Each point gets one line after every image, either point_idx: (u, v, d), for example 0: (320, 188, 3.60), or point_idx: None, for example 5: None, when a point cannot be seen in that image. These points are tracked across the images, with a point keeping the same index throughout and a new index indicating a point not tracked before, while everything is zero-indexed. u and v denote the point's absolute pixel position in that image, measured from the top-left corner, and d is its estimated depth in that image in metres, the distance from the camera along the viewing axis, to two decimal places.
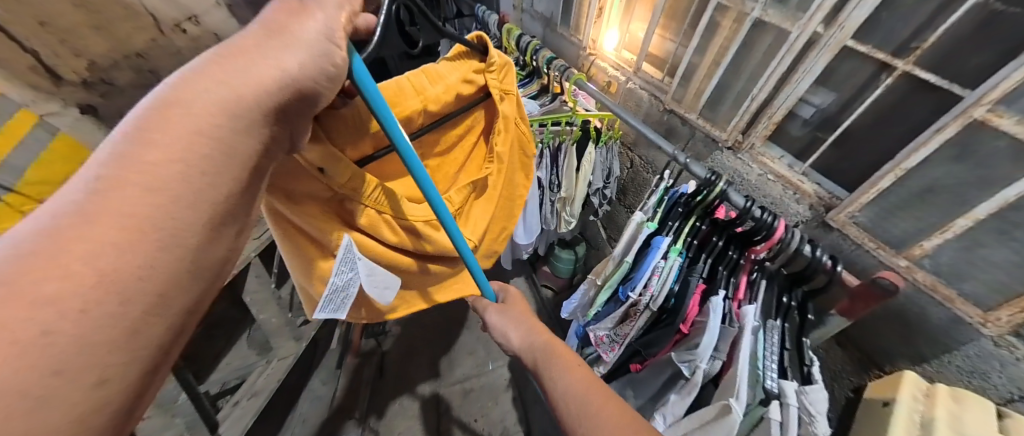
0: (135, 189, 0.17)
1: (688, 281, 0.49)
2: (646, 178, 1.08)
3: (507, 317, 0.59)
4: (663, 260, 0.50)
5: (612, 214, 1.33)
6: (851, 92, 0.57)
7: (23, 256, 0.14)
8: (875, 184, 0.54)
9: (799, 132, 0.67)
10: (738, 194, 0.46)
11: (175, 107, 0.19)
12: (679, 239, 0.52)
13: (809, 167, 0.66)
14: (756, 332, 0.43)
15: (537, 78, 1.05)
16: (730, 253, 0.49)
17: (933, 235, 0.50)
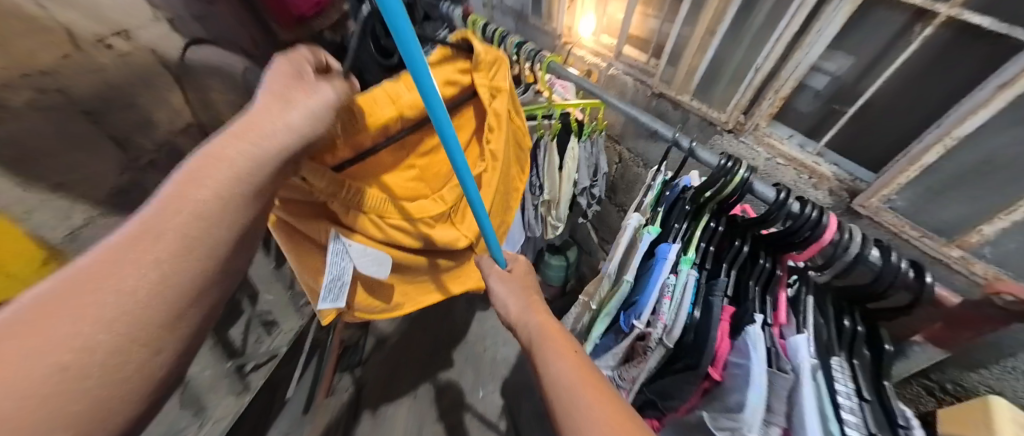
0: (156, 251, 0.19)
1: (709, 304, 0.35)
2: (636, 172, 0.98)
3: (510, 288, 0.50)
4: (671, 275, 0.37)
5: (603, 214, 1.22)
6: (872, 53, 0.48)
7: (36, 312, 0.15)
8: (919, 160, 0.43)
9: (809, 107, 0.58)
10: (765, 183, 0.34)
11: (197, 177, 0.22)
12: (689, 246, 0.39)
13: (824, 146, 0.57)
14: (824, 378, 0.30)
15: None
16: (761, 261, 0.37)
17: (998, 215, 0.41)
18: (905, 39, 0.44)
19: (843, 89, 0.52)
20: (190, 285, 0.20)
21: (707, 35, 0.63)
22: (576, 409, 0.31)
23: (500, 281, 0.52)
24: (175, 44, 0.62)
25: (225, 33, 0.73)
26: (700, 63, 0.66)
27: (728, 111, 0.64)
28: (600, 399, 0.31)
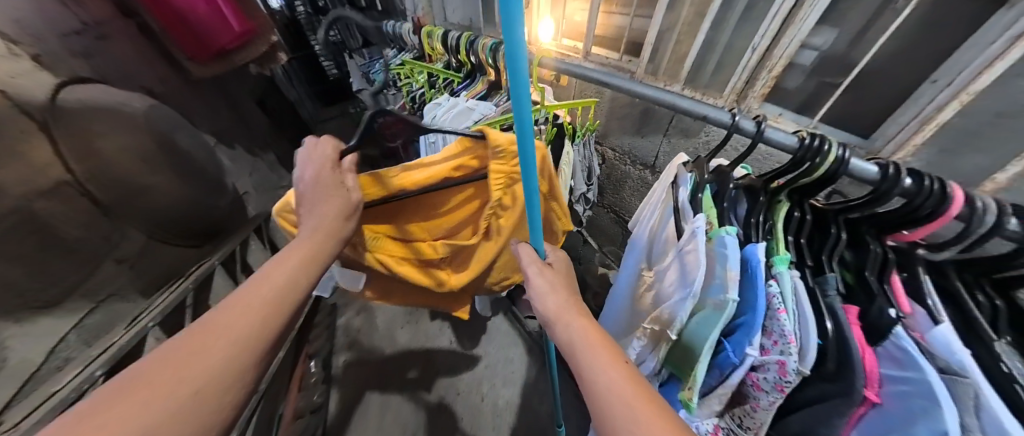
0: (237, 319, 0.28)
1: (835, 309, 0.30)
2: (624, 170, 0.95)
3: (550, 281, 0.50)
4: (773, 281, 0.33)
5: (594, 218, 1.18)
6: (858, 23, 0.49)
7: (162, 362, 0.24)
8: (934, 117, 0.44)
9: (798, 84, 0.58)
10: (863, 161, 0.31)
11: (285, 258, 0.35)
12: (777, 243, 0.36)
13: (819, 120, 0.57)
14: (994, 369, 0.26)
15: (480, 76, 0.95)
16: (870, 247, 0.33)
17: (1010, 163, 0.39)
18: (894, 6, 0.46)
19: (831, 62, 0.53)
20: (259, 354, 0.28)
21: (693, 22, 0.63)
22: (604, 399, 0.33)
23: (538, 273, 0.52)
24: (46, 81, 0.67)
25: (116, 71, 0.85)
26: (689, 50, 0.66)
27: (723, 96, 0.63)
28: (627, 384, 0.33)
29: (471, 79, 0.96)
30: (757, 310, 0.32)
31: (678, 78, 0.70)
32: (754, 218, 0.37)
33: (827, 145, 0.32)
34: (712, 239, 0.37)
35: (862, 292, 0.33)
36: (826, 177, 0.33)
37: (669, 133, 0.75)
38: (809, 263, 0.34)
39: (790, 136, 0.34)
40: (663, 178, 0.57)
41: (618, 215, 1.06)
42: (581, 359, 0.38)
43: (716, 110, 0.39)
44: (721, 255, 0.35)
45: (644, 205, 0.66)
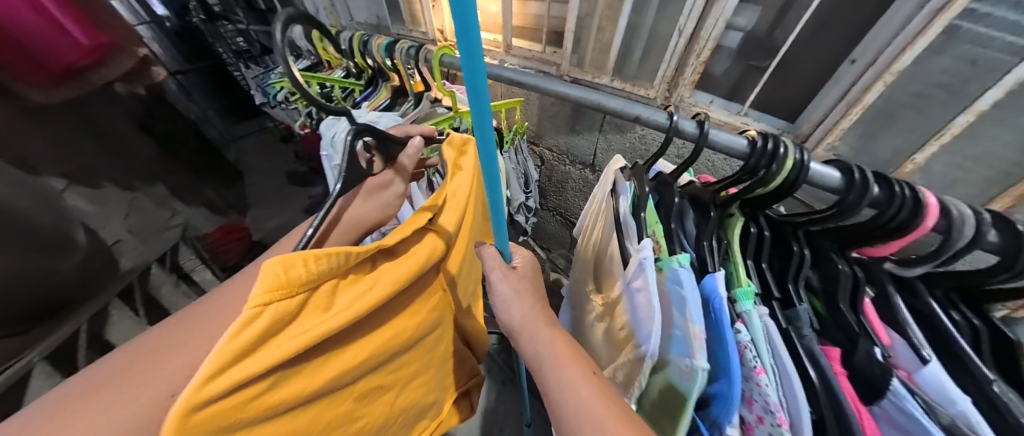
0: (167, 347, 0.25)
1: (818, 362, 0.24)
2: (563, 170, 0.87)
3: (513, 286, 0.43)
4: (742, 329, 0.26)
5: (540, 223, 1.09)
6: (777, 4, 0.45)
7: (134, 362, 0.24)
8: (861, 100, 0.41)
9: (723, 71, 0.54)
10: (822, 167, 0.26)
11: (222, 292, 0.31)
12: (737, 275, 0.29)
13: (748, 106, 0.54)
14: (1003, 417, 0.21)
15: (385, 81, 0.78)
16: (839, 265, 0.28)
17: (926, 144, 0.39)
18: None
19: (757, 44, 0.49)
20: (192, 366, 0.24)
21: (615, 4, 0.56)
22: (572, 418, 0.29)
23: (503, 279, 0.43)
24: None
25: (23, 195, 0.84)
26: (612, 38, 0.59)
27: (654, 86, 0.58)
28: (602, 397, 0.29)
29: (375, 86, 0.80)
30: (732, 378, 0.24)
31: (606, 69, 0.64)
32: (706, 240, 0.30)
33: (782, 148, 0.26)
34: (662, 270, 0.29)
35: (835, 325, 0.27)
36: (784, 186, 0.27)
37: (604, 129, 0.69)
38: (776, 295, 0.28)
39: (738, 138, 0.28)
40: (602, 185, 0.49)
41: (564, 218, 0.98)
42: (546, 377, 0.33)
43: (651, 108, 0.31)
44: (678, 296, 0.28)
45: (587, 217, 0.57)
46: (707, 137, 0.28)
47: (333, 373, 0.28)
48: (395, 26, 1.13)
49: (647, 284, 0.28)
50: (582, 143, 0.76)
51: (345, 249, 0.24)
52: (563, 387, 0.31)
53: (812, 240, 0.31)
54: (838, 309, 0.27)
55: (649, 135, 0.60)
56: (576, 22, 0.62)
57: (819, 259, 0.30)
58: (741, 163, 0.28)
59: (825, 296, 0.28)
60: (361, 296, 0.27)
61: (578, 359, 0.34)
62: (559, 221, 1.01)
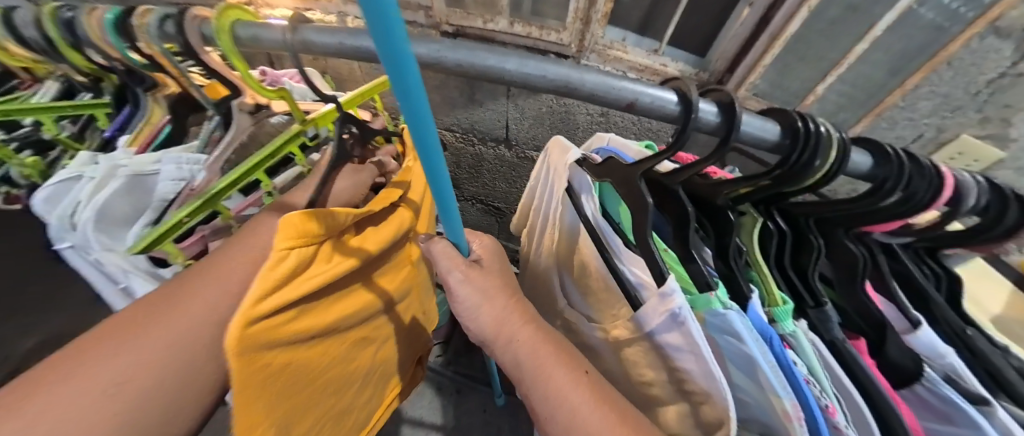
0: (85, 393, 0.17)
1: (868, 371, 0.21)
2: (473, 152, 0.69)
3: (482, 286, 0.27)
4: (798, 356, 0.21)
5: (461, 216, 0.92)
6: None
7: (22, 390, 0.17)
8: (782, 32, 0.37)
9: (635, 4, 0.45)
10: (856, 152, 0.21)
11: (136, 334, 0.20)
12: (766, 290, 0.24)
13: (664, 43, 0.46)
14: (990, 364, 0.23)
15: (139, 95, 0.43)
16: (848, 245, 0.25)
17: (827, 76, 0.39)
18: None
19: None
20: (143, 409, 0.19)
21: None
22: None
23: (463, 281, 0.27)
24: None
25: None
26: None
27: (566, 28, 0.44)
28: (607, 412, 0.19)
29: (127, 108, 0.44)
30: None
31: (500, 6, 0.46)
32: (731, 258, 0.24)
33: (824, 129, 0.19)
34: (701, 312, 0.22)
35: (855, 312, 0.26)
36: (821, 181, 0.20)
37: (512, 95, 0.53)
38: (811, 303, 0.24)
39: (769, 123, 0.20)
40: (546, 171, 0.39)
41: (486, 204, 0.84)
42: (530, 393, 0.23)
43: (648, 85, 0.20)
44: (733, 348, 0.21)
45: (530, 208, 0.48)
46: (740, 125, 0.19)
47: (340, 311, 0.28)
48: None
49: (694, 343, 0.21)
50: (488, 114, 0.59)
51: (345, 208, 0.26)
52: (547, 390, 0.21)
53: (822, 227, 0.26)
54: (858, 296, 0.25)
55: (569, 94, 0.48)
56: None
57: (829, 249, 0.26)
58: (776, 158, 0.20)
59: (842, 287, 0.26)
60: (364, 245, 0.30)
61: (566, 349, 0.24)
62: (480, 208, 0.87)
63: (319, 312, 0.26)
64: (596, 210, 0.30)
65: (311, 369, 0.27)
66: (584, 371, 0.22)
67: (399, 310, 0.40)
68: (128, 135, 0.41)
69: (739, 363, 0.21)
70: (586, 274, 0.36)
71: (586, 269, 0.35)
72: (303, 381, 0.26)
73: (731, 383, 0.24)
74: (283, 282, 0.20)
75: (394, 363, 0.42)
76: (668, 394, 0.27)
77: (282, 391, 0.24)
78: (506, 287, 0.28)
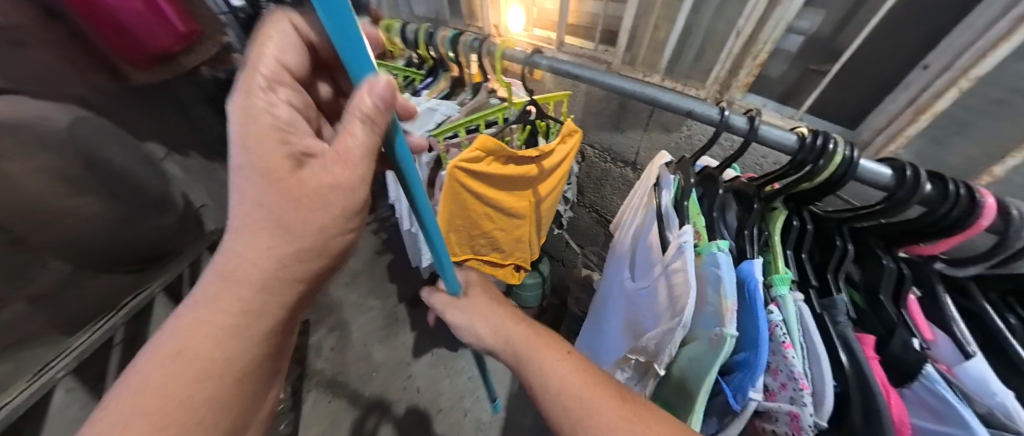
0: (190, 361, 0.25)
1: (843, 333, 0.30)
2: (604, 168, 0.90)
3: (471, 311, 0.52)
4: (776, 310, 0.32)
5: (575, 218, 1.13)
6: (842, 7, 0.45)
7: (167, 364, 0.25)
8: (930, 107, 0.40)
9: (781, 72, 0.55)
10: (870, 165, 0.31)
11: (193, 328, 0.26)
12: (778, 263, 0.35)
13: (803, 111, 0.54)
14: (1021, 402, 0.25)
15: (442, 72, 0.82)
16: (885, 260, 0.33)
17: (1006, 155, 0.37)
18: None
19: (817, 47, 0.49)
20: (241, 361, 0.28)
21: (671, 4, 0.59)
22: (552, 397, 0.33)
23: (456, 309, 0.53)
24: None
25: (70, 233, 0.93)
26: (666, 38, 0.61)
27: (705, 87, 0.59)
28: (578, 371, 0.34)
29: (432, 77, 0.83)
30: (761, 347, 0.29)
31: (658, 67, 0.66)
32: (748, 230, 0.36)
33: (833, 143, 0.31)
34: (702, 254, 0.35)
35: (877, 319, 0.32)
36: (834, 177, 0.31)
37: (649, 128, 0.70)
38: (813, 284, 0.34)
39: (789, 135, 0.33)
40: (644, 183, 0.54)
41: (599, 214, 1.02)
42: (532, 370, 0.38)
43: (704, 105, 0.37)
44: (713, 275, 0.33)
45: (624, 208, 0.62)
46: (757, 131, 0.33)
47: (481, 191, 0.56)
48: (453, 20, 1.21)
49: (687, 264, 0.35)
50: (627, 139, 0.77)
51: (496, 141, 0.50)
52: (541, 369, 0.37)
53: (870, 236, 0.35)
54: (881, 305, 0.32)
55: (696, 133, 0.61)
56: (631, 21, 0.65)
57: (868, 256, 0.35)
58: (791, 157, 0.34)
59: (869, 291, 0.34)
60: (499, 167, 0.53)
61: (553, 340, 0.41)
62: (594, 216, 1.04)
63: (475, 183, 0.54)
64: (670, 200, 0.43)
65: (468, 206, 0.58)
66: (566, 352, 0.38)
67: (514, 222, 0.64)
68: (428, 89, 0.78)
69: (712, 283, 0.33)
70: (647, 250, 0.48)
71: (647, 245, 0.48)
72: (457, 207, 0.58)
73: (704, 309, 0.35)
74: (469, 156, 0.50)
75: (495, 249, 0.69)
76: (665, 316, 0.40)
77: (454, 202, 0.57)
78: (507, 311, 0.50)
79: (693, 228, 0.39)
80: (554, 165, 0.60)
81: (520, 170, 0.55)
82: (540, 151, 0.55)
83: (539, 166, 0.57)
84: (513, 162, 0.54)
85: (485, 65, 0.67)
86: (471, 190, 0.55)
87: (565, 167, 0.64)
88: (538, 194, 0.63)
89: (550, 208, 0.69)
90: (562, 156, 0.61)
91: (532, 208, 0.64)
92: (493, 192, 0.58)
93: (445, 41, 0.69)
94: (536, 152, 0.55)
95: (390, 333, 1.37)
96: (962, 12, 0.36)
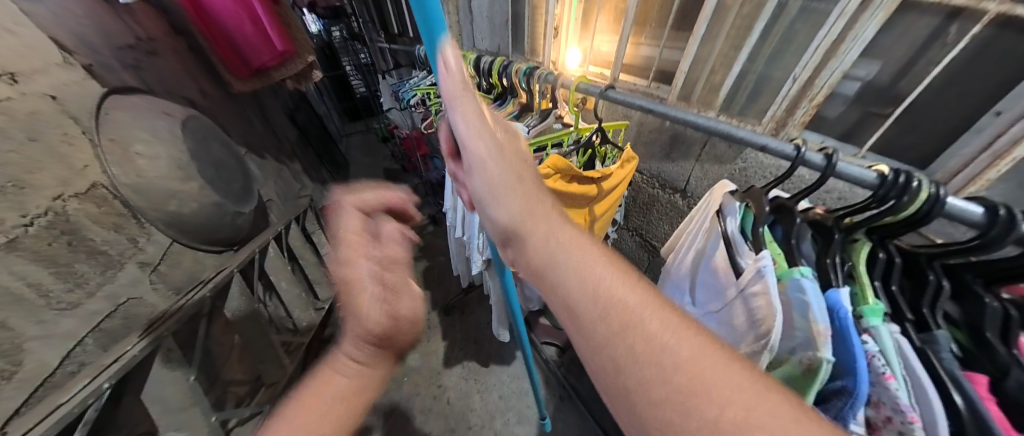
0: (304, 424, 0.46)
1: (948, 367, 0.30)
2: (652, 193, 0.93)
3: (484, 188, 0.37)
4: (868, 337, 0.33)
5: (618, 242, 1.15)
6: (903, 57, 0.49)
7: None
8: (1008, 152, 0.40)
9: (838, 114, 0.57)
10: (960, 201, 0.32)
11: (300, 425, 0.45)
12: (866, 296, 0.36)
13: (866, 150, 0.55)
14: None
15: (511, 98, 0.93)
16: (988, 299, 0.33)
17: None
18: (943, 40, 0.45)
19: (875, 93, 0.52)
20: None
21: (729, 53, 0.65)
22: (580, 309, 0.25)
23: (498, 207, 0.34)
24: None
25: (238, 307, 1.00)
26: (723, 80, 0.68)
27: (761, 124, 0.63)
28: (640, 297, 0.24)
29: (502, 101, 0.95)
30: (859, 376, 0.30)
31: (713, 105, 0.71)
32: (830, 259, 0.39)
33: (915, 182, 0.34)
34: (783, 280, 0.37)
35: (982, 356, 0.32)
36: (918, 214, 0.34)
37: (702, 159, 0.74)
38: (910, 317, 0.35)
39: (869, 172, 0.37)
40: (704, 207, 0.56)
41: (643, 239, 1.04)
42: (548, 269, 0.29)
43: (774, 141, 0.41)
44: (800, 302, 0.35)
45: (681, 233, 0.63)
46: (834, 166, 0.38)
47: None
48: (515, 55, 1.38)
49: (769, 289, 0.37)
50: (676, 167, 0.82)
51: (570, 164, 0.57)
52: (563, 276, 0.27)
53: (955, 273, 0.36)
54: (986, 342, 0.32)
55: (753, 166, 0.64)
56: (689, 64, 0.72)
57: (965, 294, 0.35)
58: (871, 191, 0.38)
59: (968, 327, 0.34)
60: (564, 186, 0.59)
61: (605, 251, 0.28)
62: (638, 241, 1.07)
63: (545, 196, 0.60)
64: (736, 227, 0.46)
65: None
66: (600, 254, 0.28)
67: None
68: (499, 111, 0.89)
69: (798, 309, 0.35)
70: (714, 277, 0.49)
71: (713, 272, 0.49)
72: None
73: (791, 331, 0.36)
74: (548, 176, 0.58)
75: None
76: (745, 340, 0.41)
77: None
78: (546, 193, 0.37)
79: (772, 255, 0.41)
80: (613, 187, 0.65)
81: (586, 190, 0.61)
82: (604, 173, 0.61)
83: (603, 185, 0.63)
84: (583, 183, 0.60)
85: (555, 95, 0.76)
86: None
87: (621, 190, 0.69)
88: (596, 213, 0.68)
89: (603, 227, 0.74)
90: (622, 180, 0.66)
91: (588, 225, 0.68)
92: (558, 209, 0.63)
93: (521, 74, 0.79)
94: (600, 174, 0.61)
95: (426, 339, 1.43)
96: (1020, 67, 0.40)
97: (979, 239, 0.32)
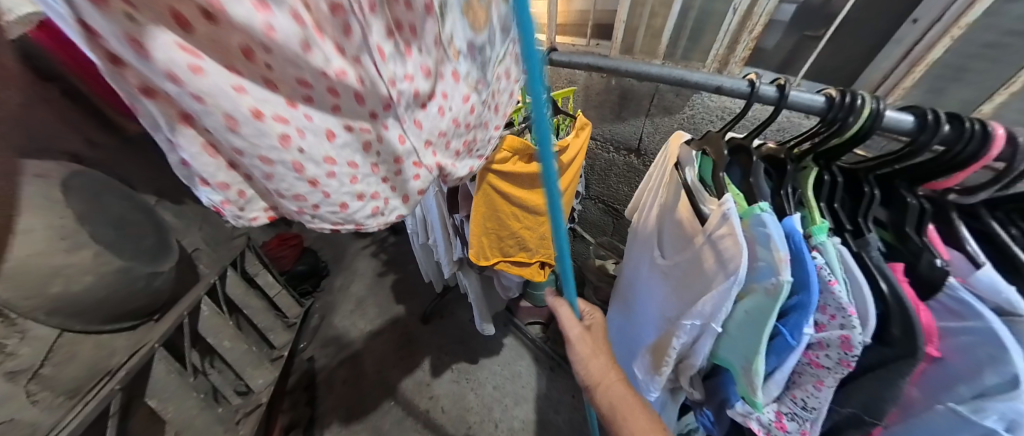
0: None
1: (881, 267, 0.31)
2: (607, 158, 0.90)
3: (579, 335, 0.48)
4: (817, 252, 0.33)
5: (583, 212, 1.13)
6: None
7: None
8: (924, 58, 0.43)
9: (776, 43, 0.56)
10: (897, 111, 0.32)
11: None
12: (808, 212, 0.36)
13: (802, 77, 0.55)
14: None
15: None
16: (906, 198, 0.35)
17: (997, 92, 0.41)
18: None
19: (811, 14, 0.50)
20: None
21: None
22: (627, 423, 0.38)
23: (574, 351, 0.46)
24: None
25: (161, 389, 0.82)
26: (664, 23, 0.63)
27: (706, 65, 0.62)
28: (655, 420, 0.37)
29: None
30: (810, 290, 0.30)
31: (656, 54, 0.67)
32: (784, 190, 0.37)
33: (859, 100, 0.32)
34: (747, 218, 0.35)
35: (903, 249, 0.34)
36: (860, 132, 0.33)
37: (651, 113, 0.71)
38: (849, 227, 0.35)
39: (817, 96, 0.35)
40: (663, 160, 0.53)
41: (606, 205, 1.02)
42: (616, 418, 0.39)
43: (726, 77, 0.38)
44: (762, 235, 0.33)
45: (643, 192, 0.61)
46: (788, 97, 0.35)
47: (507, 191, 0.55)
48: None
49: (734, 229, 0.34)
50: (628, 125, 0.78)
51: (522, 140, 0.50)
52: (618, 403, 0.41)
53: (884, 181, 0.38)
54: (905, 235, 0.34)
55: (703, 112, 0.62)
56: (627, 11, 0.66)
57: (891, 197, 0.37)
58: (820, 117, 0.35)
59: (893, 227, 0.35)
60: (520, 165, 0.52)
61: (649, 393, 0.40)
62: (601, 207, 1.05)
63: (504, 180, 0.54)
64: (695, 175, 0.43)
65: (498, 205, 0.58)
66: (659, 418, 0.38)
67: (539, 221, 0.63)
68: None
69: (760, 242, 0.33)
70: (679, 228, 0.47)
71: (678, 224, 0.46)
72: (487, 207, 0.58)
73: (755, 262, 0.35)
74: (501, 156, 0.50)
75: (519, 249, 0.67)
76: (712, 284, 0.39)
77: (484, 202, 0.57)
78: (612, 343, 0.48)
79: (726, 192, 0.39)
80: (571, 158, 0.59)
81: None
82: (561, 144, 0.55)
83: (561, 158, 0.57)
84: (539, 160, 0.54)
85: None
86: (497, 190, 0.55)
87: (580, 161, 0.63)
88: (559, 190, 0.62)
89: (570, 203, 0.69)
90: (580, 148, 0.61)
91: (553, 204, 0.63)
92: (518, 192, 0.56)
93: None
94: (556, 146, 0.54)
95: (409, 355, 1.34)
96: None
97: (907, 145, 0.33)
